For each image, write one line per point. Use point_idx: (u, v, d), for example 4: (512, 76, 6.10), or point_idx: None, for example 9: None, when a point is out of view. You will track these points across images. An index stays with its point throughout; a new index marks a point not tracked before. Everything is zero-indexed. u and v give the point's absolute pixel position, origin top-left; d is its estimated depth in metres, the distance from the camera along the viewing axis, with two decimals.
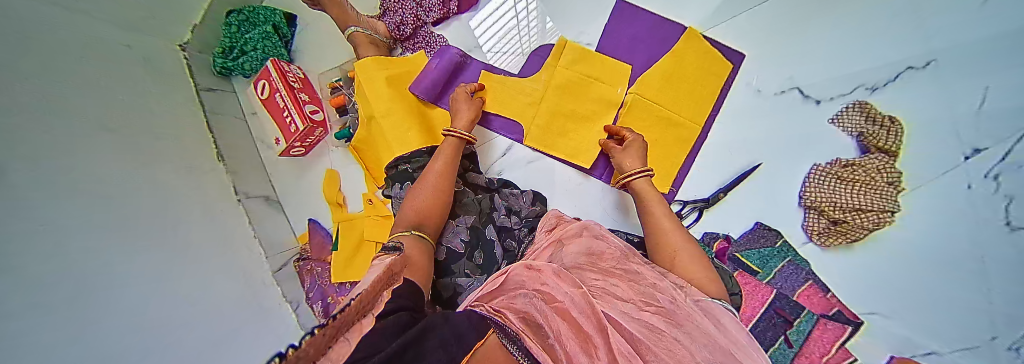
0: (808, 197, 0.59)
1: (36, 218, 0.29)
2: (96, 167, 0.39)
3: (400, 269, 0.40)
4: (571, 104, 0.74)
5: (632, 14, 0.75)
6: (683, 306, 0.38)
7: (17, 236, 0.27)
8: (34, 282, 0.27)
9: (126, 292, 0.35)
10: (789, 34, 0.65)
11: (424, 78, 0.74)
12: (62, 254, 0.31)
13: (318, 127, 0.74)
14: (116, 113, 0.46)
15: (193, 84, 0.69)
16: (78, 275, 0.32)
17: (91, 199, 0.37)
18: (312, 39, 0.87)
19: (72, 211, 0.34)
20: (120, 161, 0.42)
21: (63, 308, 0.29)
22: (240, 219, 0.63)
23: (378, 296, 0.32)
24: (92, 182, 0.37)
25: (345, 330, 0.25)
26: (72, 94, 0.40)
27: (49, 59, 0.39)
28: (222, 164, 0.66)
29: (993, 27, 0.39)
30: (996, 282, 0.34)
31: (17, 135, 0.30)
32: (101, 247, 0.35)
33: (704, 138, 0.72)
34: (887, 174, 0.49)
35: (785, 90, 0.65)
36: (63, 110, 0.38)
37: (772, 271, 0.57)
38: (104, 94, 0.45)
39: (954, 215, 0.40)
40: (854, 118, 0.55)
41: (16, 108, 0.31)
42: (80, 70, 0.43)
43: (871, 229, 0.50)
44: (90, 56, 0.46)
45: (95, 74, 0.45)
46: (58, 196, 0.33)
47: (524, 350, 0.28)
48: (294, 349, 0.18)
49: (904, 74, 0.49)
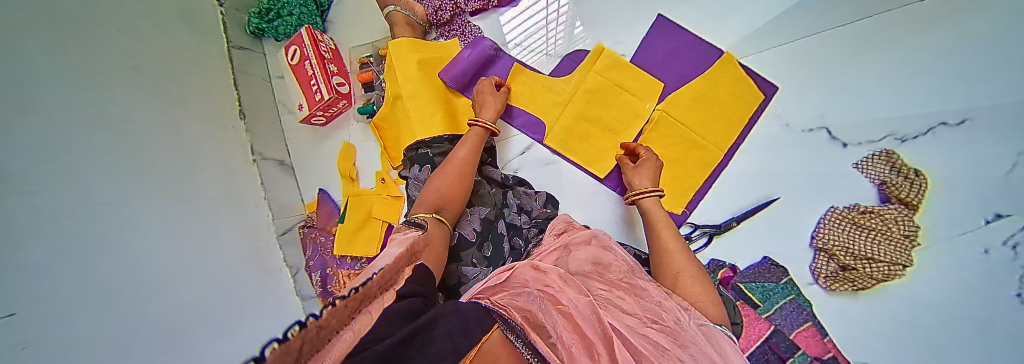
0: (819, 239, 0.59)
1: (35, 196, 0.29)
2: (102, 121, 0.39)
3: (422, 249, 0.41)
4: (598, 111, 0.74)
5: (671, 30, 0.74)
6: (687, 327, 0.37)
7: (14, 186, 0.27)
8: (27, 238, 0.27)
9: (119, 248, 0.35)
10: (821, 71, 0.64)
11: (455, 66, 0.74)
12: (64, 202, 0.31)
13: (342, 99, 0.75)
14: (133, 72, 0.46)
15: (225, 41, 0.70)
16: (74, 221, 0.32)
17: (92, 153, 0.36)
18: (347, 11, 0.87)
19: (71, 163, 0.34)
20: (128, 114, 0.42)
21: (53, 258, 0.29)
22: (254, 180, 0.64)
23: (399, 273, 0.33)
24: (101, 133, 0.38)
25: (368, 303, 0.26)
26: (85, 47, 0.40)
27: (57, 16, 0.37)
28: (242, 121, 0.67)
29: (1013, 93, 0.38)
30: (998, 343, 0.34)
31: (21, 94, 0.30)
32: (98, 209, 0.35)
33: (725, 164, 0.71)
34: (904, 227, 0.49)
35: (814, 128, 0.64)
36: (73, 62, 0.37)
37: (772, 307, 0.56)
38: (122, 50, 0.46)
39: (963, 285, 0.41)
40: (879, 167, 0.54)
41: (18, 63, 0.31)
42: (91, 24, 0.42)
43: (879, 280, 0.51)
44: (113, 10, 0.46)
45: (106, 30, 0.44)
46: (60, 145, 0.33)
47: (526, 343, 0.31)
48: (317, 319, 0.19)
49: (937, 129, 0.48)
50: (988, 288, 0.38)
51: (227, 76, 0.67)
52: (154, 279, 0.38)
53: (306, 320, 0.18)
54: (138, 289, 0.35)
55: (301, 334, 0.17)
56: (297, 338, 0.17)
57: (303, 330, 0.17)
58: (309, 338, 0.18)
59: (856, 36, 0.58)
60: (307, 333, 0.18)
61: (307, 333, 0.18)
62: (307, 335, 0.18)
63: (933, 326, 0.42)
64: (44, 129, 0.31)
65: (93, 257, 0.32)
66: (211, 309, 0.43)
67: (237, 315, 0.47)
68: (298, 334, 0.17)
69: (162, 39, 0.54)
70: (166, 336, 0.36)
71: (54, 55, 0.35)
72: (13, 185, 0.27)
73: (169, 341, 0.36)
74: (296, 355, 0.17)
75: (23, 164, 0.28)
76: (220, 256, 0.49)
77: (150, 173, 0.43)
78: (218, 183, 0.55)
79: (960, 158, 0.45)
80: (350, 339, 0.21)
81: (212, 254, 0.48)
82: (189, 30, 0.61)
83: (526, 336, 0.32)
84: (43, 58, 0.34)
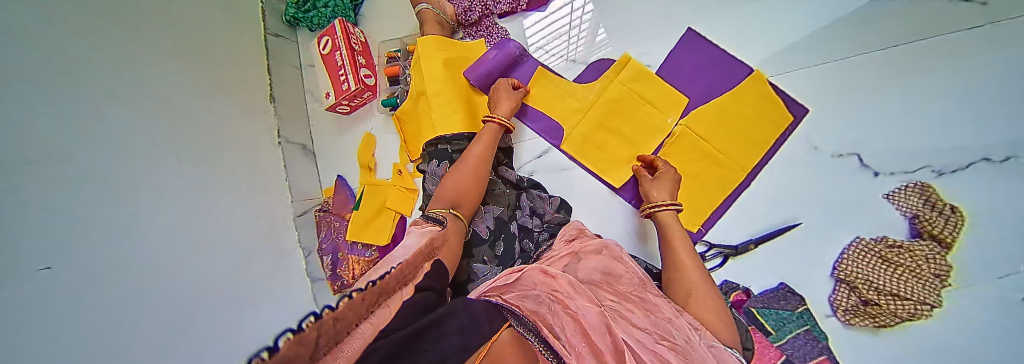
0: (841, 269, 0.56)
1: (47, 170, 0.30)
2: (132, 102, 0.41)
3: (440, 245, 0.41)
4: (619, 121, 0.74)
5: (699, 45, 0.73)
6: (697, 347, 0.36)
7: (26, 159, 0.28)
8: (37, 208, 0.28)
9: (133, 220, 0.36)
10: (858, 98, 0.61)
11: (479, 66, 0.75)
12: (72, 171, 0.32)
13: (368, 91, 0.77)
14: (162, 57, 0.48)
15: (262, 28, 0.74)
16: (84, 190, 0.33)
17: (119, 131, 0.38)
18: (379, 7, 0.89)
19: (100, 140, 0.35)
20: (156, 96, 0.45)
21: (55, 227, 0.29)
22: (278, 163, 0.66)
23: (417, 269, 0.33)
24: (129, 112, 0.40)
25: (385, 297, 0.26)
26: (115, 30, 0.42)
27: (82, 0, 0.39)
28: (273, 105, 0.70)
29: None
30: None
31: (31, 69, 0.31)
32: (121, 186, 0.36)
33: (745, 185, 0.69)
34: (936, 266, 0.47)
35: (843, 153, 0.61)
36: (98, 43, 0.39)
37: (785, 336, 0.53)
38: (154, 34, 0.48)
39: (1011, 333, 0.38)
40: (911, 200, 0.52)
41: (29, 36, 0.32)
42: (121, 8, 0.44)
43: (904, 319, 0.48)
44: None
45: (135, 14, 0.46)
46: (77, 116, 0.34)
47: (539, 337, 0.32)
48: (332, 310, 0.19)
49: (977, 164, 0.47)
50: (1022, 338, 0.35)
51: (261, 62, 0.71)
52: (169, 259, 0.39)
53: (322, 312, 0.18)
54: (155, 263, 0.37)
55: (316, 325, 0.18)
56: (310, 329, 0.17)
57: (318, 321, 0.18)
58: (326, 330, 0.19)
59: (898, 66, 0.57)
60: (321, 324, 0.18)
61: (322, 325, 0.18)
62: (323, 327, 0.18)
63: None
64: (54, 99, 0.32)
65: (104, 228, 0.33)
66: (224, 289, 0.45)
67: (249, 292, 0.49)
68: (313, 326, 0.17)
69: (197, 26, 0.57)
70: (171, 311, 0.37)
71: (76, 35, 0.37)
72: (16, 153, 0.27)
73: (173, 316, 0.37)
74: (310, 348, 0.17)
75: (35, 139, 0.29)
76: (239, 236, 0.51)
77: (170, 149, 0.44)
78: (241, 166, 0.57)
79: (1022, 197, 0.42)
80: (368, 333, 0.22)
81: (227, 231, 0.49)
82: (223, 15, 0.63)
83: (540, 335, 0.32)
84: (60, 35, 0.35)
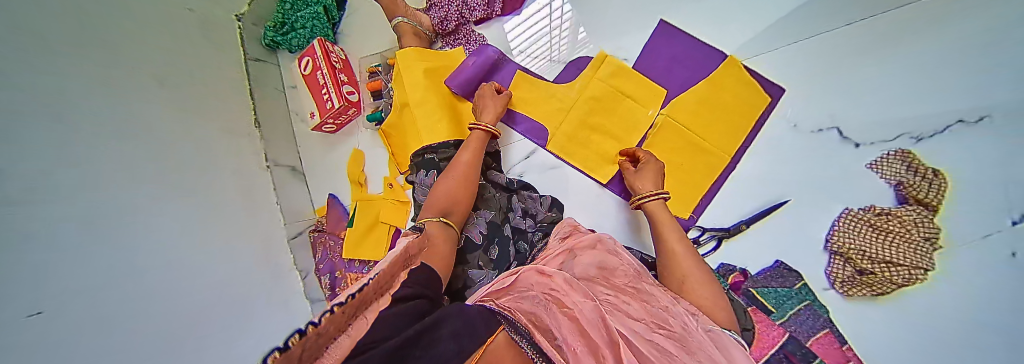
0: (835, 241, 0.57)
1: (54, 214, 0.30)
2: (126, 139, 0.41)
3: (416, 253, 0.39)
4: (602, 116, 0.75)
5: (674, 35, 0.74)
6: (694, 333, 0.36)
7: (31, 204, 0.29)
8: (48, 252, 0.29)
9: (132, 251, 0.37)
10: (834, 72, 0.62)
11: (460, 74, 0.76)
12: (76, 203, 0.33)
13: (352, 107, 0.77)
14: (151, 89, 0.48)
15: (242, 54, 0.74)
16: (88, 231, 0.33)
17: (112, 167, 0.38)
18: (358, 24, 0.90)
19: (94, 178, 0.36)
20: (144, 129, 0.45)
21: (63, 257, 0.30)
22: (267, 185, 0.66)
23: (395, 277, 0.33)
24: (120, 146, 0.40)
25: (363, 308, 0.26)
26: (108, 67, 0.43)
27: (78, 41, 0.40)
28: (258, 131, 0.70)
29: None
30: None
31: (35, 111, 0.32)
32: (117, 222, 0.36)
33: (732, 168, 0.70)
34: (924, 230, 0.47)
35: (823, 128, 0.63)
36: (92, 81, 0.40)
37: (786, 313, 0.54)
38: (144, 68, 0.49)
39: (995, 289, 0.38)
40: (895, 167, 0.53)
41: (30, 80, 0.32)
42: (113, 44, 0.45)
43: (899, 285, 0.48)
44: (135, 32, 0.49)
45: (128, 51, 0.47)
46: (75, 152, 0.35)
47: (534, 345, 0.31)
48: (315, 326, 0.20)
49: (953, 127, 0.46)
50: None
51: (243, 87, 0.70)
52: (171, 292, 0.39)
53: (305, 328, 0.19)
54: (159, 297, 0.37)
55: (300, 342, 0.18)
56: (296, 346, 0.17)
57: (302, 338, 0.18)
58: (308, 346, 0.19)
59: (869, 38, 0.58)
60: (305, 341, 0.18)
61: (306, 341, 0.18)
62: (307, 342, 0.18)
63: (948, 343, 0.40)
64: (53, 134, 0.33)
65: (107, 267, 0.34)
66: (224, 317, 0.45)
67: (245, 318, 0.48)
68: (298, 343, 0.17)
69: (181, 56, 0.57)
70: (180, 341, 0.37)
71: (74, 75, 0.38)
72: (23, 198, 0.28)
73: (177, 345, 0.36)
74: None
75: (37, 183, 0.30)
76: (236, 262, 0.51)
77: (163, 178, 0.45)
78: (232, 193, 0.57)
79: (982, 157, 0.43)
80: (346, 344, 0.22)
81: (224, 255, 0.50)
82: (206, 44, 0.64)
83: (528, 337, 0.32)
84: (58, 76, 0.36)
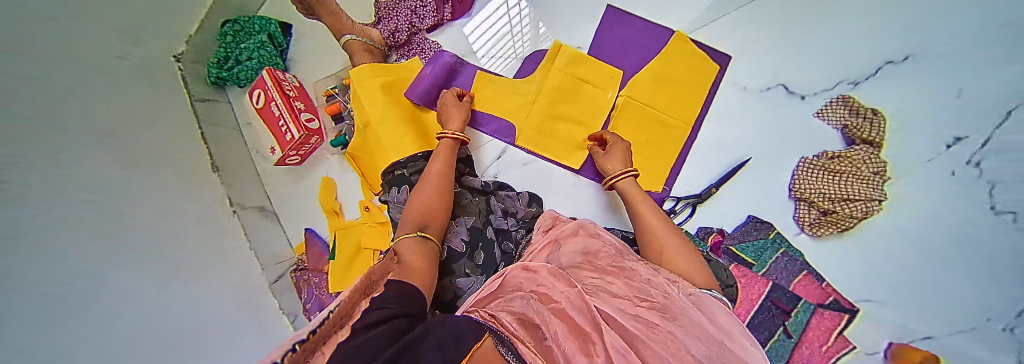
0: (796, 189, 0.62)
1: (41, 293, 0.29)
2: (93, 198, 0.39)
3: (379, 275, 0.37)
4: (565, 105, 0.76)
5: (621, 18, 0.76)
6: (676, 300, 0.38)
7: (27, 285, 0.28)
8: (42, 332, 0.28)
9: (112, 321, 0.35)
10: (773, 32, 0.69)
11: (419, 84, 0.75)
12: (57, 272, 0.31)
13: (314, 135, 0.74)
14: (119, 143, 0.46)
15: (187, 95, 0.67)
16: (70, 306, 0.32)
17: (84, 232, 0.36)
18: (307, 48, 0.87)
19: (65, 247, 0.33)
20: (112, 185, 0.42)
21: (53, 332, 0.29)
22: (238, 236, 0.64)
23: (356, 305, 0.31)
24: (86, 208, 0.37)
25: (322, 345, 0.25)
26: (80, 126, 0.40)
27: (52, 100, 0.38)
28: (217, 174, 0.66)
29: None
30: (1005, 258, 0.38)
31: (19, 182, 0.30)
32: (91, 293, 0.34)
33: (696, 135, 0.73)
34: (874, 165, 0.55)
35: (771, 86, 0.68)
36: (64, 139, 0.37)
37: (767, 262, 0.60)
38: (111, 121, 0.46)
39: (960, 213, 0.44)
40: (839, 112, 0.60)
41: (16, 149, 0.31)
42: (79, 100, 0.42)
43: (860, 218, 0.55)
44: (98, 84, 0.46)
45: (93, 105, 0.44)
46: (49, 222, 0.33)
47: (517, 355, 0.28)
48: None
49: (883, 68, 0.56)
50: (971, 209, 0.43)
51: (194, 130, 0.65)
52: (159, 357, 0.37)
53: None
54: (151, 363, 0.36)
55: None
56: None
57: None
58: None
59: None
60: None
61: None
62: None
63: (919, 264, 0.47)
64: (33, 204, 0.31)
65: (91, 340, 0.32)
66: None
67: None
68: None
69: (139, 104, 0.54)
70: None
71: (51, 136, 0.36)
72: (18, 278, 0.27)
73: None
74: None
75: (30, 263, 0.29)
76: (212, 321, 0.48)
77: (133, 239, 0.42)
78: (200, 245, 0.54)
79: (930, 93, 0.50)
80: None
81: (198, 307, 0.47)
82: (156, 89, 0.60)
83: (513, 347, 0.29)
84: (37, 138, 0.34)
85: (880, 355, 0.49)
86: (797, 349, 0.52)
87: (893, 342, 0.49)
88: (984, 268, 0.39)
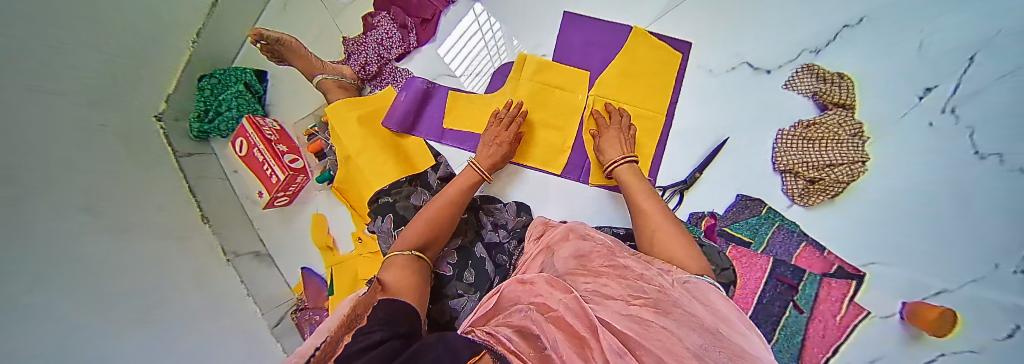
0: (780, 162, 0.63)
1: (66, 353, 0.30)
2: (99, 259, 0.39)
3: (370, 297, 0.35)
4: (540, 112, 0.76)
5: (580, 21, 0.78)
6: (672, 292, 0.37)
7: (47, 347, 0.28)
8: None
9: None
10: (729, 15, 0.71)
11: (395, 112, 0.77)
12: (68, 327, 0.32)
13: (299, 174, 0.75)
14: (123, 202, 0.47)
15: (172, 151, 0.66)
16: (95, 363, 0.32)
17: (95, 291, 0.37)
18: (283, 92, 0.89)
19: (78, 310, 0.34)
20: (117, 243, 0.42)
21: None
22: (232, 280, 0.64)
23: (348, 329, 0.29)
24: (97, 268, 0.38)
25: None
26: (88, 187, 0.42)
27: (62, 162, 0.39)
28: (208, 226, 0.66)
29: None
30: (979, 202, 0.44)
31: (32, 247, 0.31)
32: (116, 349, 0.35)
33: (671, 123, 0.73)
34: (850, 128, 0.58)
35: (736, 65, 0.70)
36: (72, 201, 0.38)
37: (763, 241, 0.60)
38: (114, 179, 0.47)
39: (944, 164, 0.48)
40: (808, 79, 0.64)
41: (31, 211, 0.32)
42: (87, 160, 0.43)
43: (848, 181, 0.57)
44: (104, 145, 0.48)
45: (98, 163, 0.45)
46: (61, 285, 0.33)
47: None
48: None
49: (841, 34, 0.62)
50: (960, 161, 0.47)
51: (183, 187, 0.64)
52: None
53: None
54: None
55: None
56: None
57: None
58: None
59: None
60: None
61: None
62: None
63: (906, 215, 0.50)
64: (46, 267, 0.32)
65: None
66: None
67: None
68: None
69: (135, 163, 0.55)
70: None
71: (59, 198, 0.36)
72: (38, 342, 0.28)
73: None
74: None
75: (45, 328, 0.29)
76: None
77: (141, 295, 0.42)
78: (201, 297, 0.53)
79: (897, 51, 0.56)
80: None
81: (205, 351, 0.47)
82: (149, 147, 0.61)
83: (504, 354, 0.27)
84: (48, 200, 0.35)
85: (895, 317, 0.50)
86: (811, 323, 0.52)
87: (904, 301, 0.49)
88: (985, 220, 0.42)
